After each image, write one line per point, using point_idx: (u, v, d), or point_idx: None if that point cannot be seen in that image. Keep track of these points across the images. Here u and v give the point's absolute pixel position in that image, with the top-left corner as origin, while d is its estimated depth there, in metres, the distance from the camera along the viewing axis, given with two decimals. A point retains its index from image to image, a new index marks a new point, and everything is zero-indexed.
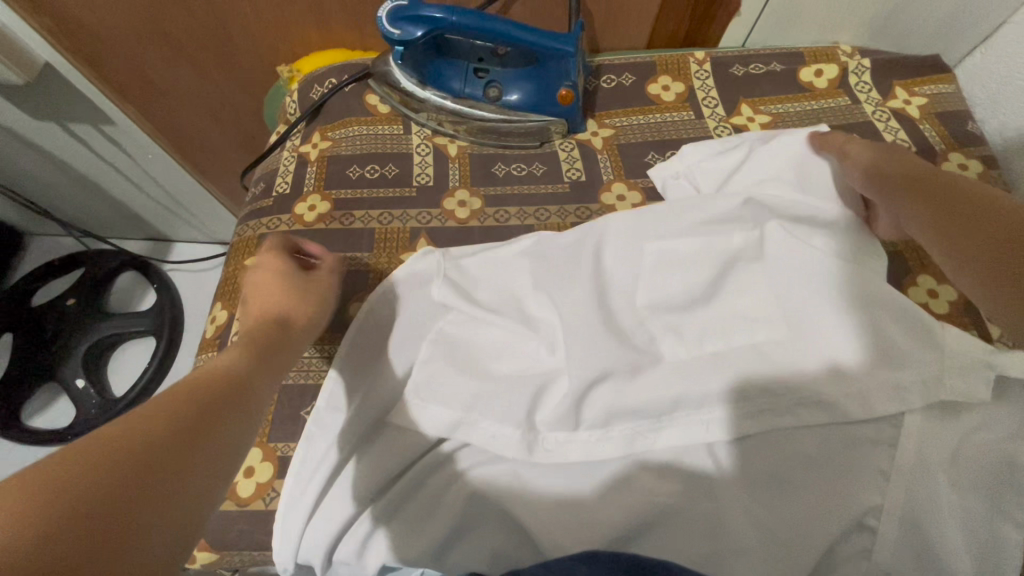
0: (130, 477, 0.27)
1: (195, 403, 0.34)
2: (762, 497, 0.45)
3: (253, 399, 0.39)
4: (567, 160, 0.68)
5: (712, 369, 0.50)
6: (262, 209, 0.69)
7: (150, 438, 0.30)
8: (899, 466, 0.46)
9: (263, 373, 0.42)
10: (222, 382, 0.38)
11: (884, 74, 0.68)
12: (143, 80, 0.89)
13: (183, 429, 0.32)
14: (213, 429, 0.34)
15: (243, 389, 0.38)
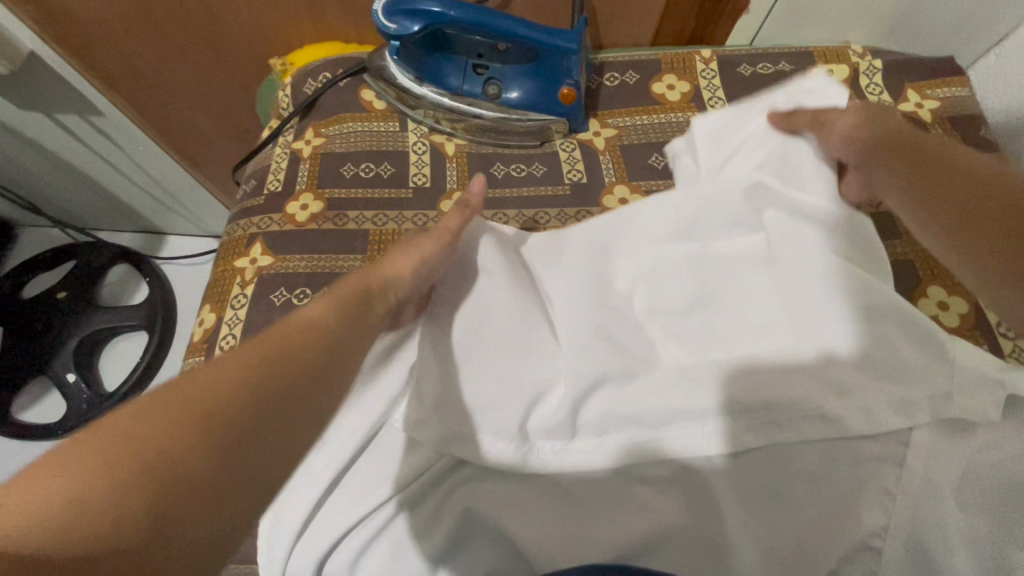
0: (196, 451, 0.28)
1: (278, 363, 0.33)
2: (765, 516, 0.44)
3: (329, 371, 0.36)
4: (568, 162, 0.66)
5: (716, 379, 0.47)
6: (252, 208, 0.67)
7: (225, 399, 0.30)
8: (905, 487, 0.45)
9: (348, 341, 0.38)
10: (303, 348, 0.35)
11: (895, 75, 0.66)
12: (133, 71, 0.87)
13: (253, 396, 0.31)
14: (290, 393, 0.33)
15: (319, 358, 0.36)
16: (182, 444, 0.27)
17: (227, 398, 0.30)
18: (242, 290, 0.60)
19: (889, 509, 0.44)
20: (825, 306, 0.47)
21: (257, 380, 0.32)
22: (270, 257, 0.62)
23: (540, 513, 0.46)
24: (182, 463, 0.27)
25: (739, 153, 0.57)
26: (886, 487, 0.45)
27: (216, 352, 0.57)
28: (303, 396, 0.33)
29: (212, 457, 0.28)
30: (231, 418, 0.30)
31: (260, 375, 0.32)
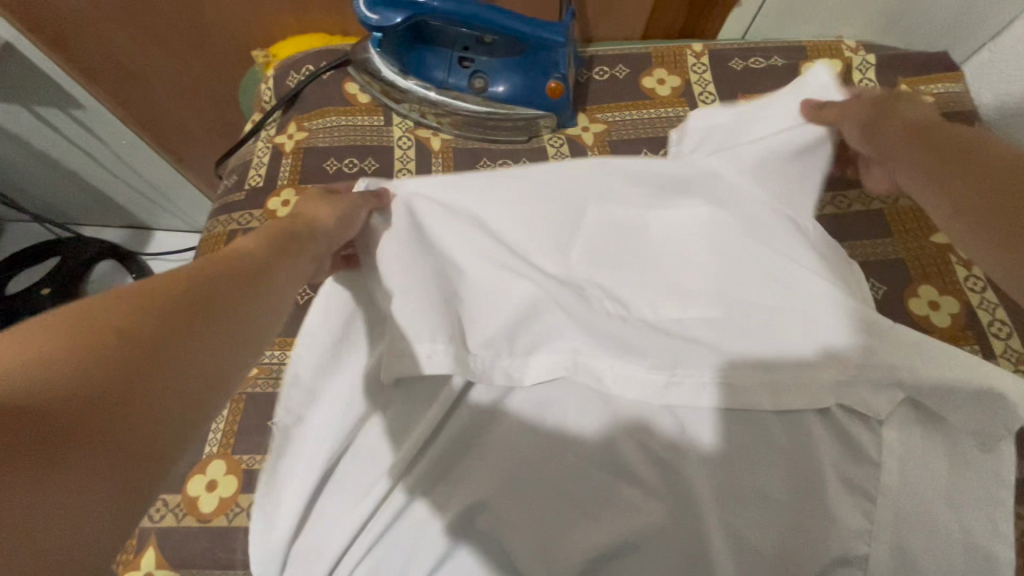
0: (118, 350, 0.24)
1: (206, 280, 0.30)
2: (747, 518, 0.43)
3: (273, 280, 0.35)
4: (556, 157, 0.65)
5: (692, 365, 0.47)
6: (233, 203, 0.65)
7: (150, 305, 0.26)
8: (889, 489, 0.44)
9: (288, 260, 0.37)
10: (242, 259, 0.34)
11: (889, 71, 0.65)
12: (112, 62, 0.84)
13: (182, 303, 0.28)
14: (225, 306, 0.30)
15: (263, 269, 0.35)
16: (100, 344, 0.24)
17: (152, 304, 0.26)
18: None
19: (873, 512, 0.44)
20: (814, 294, 0.46)
21: (183, 291, 0.28)
22: None
23: (519, 516, 0.45)
24: (103, 363, 0.23)
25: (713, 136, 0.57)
26: (870, 490, 0.44)
27: None
28: (250, 291, 0.32)
29: (139, 359, 0.24)
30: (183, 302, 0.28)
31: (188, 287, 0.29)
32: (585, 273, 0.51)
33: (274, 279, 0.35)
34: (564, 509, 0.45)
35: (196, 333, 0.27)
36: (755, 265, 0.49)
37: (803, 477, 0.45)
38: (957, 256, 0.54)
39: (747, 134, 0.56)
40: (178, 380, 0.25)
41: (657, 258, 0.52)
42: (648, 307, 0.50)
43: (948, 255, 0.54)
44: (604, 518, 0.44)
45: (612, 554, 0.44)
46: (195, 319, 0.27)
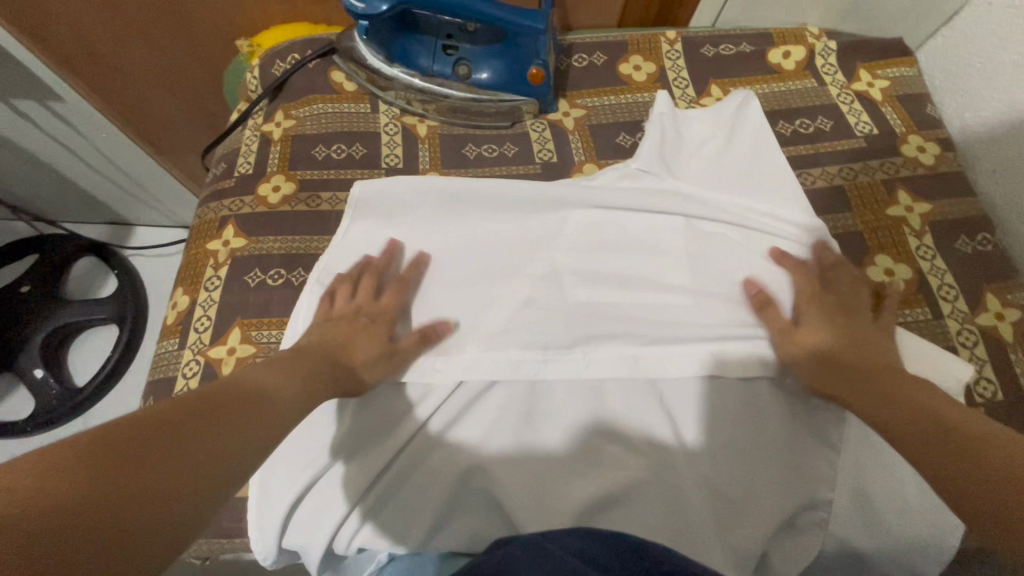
0: (96, 521, 0.25)
1: (188, 431, 0.31)
2: (725, 473, 0.47)
3: (272, 410, 0.38)
4: (539, 141, 0.68)
5: (659, 335, 0.53)
6: (223, 190, 0.67)
7: (130, 462, 0.27)
8: (846, 440, 0.49)
9: (294, 389, 0.42)
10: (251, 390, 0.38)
11: (849, 56, 0.69)
12: (92, 52, 0.84)
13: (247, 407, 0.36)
14: (204, 463, 0.30)
15: (266, 399, 0.38)
16: (74, 512, 0.24)
17: (132, 461, 0.28)
18: (215, 272, 0.60)
19: (833, 461, 0.48)
20: (771, 278, 0.55)
21: (164, 445, 0.29)
22: (244, 239, 0.62)
23: (512, 477, 0.47)
24: (74, 535, 0.24)
25: (700, 145, 0.63)
26: (828, 438, 0.49)
27: (191, 335, 0.57)
28: (246, 425, 0.35)
29: (110, 532, 0.25)
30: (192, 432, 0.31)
31: (182, 424, 0.31)
32: (564, 264, 0.57)
33: (274, 410, 0.38)
34: (558, 471, 0.48)
35: (166, 493, 0.28)
36: (731, 256, 0.56)
37: (776, 433, 0.48)
38: (911, 227, 0.58)
39: (728, 140, 0.62)
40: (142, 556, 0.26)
41: (634, 248, 0.58)
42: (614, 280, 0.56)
43: (901, 227, 0.58)
44: (594, 477, 0.47)
45: (601, 508, 0.47)
46: (170, 473, 0.28)
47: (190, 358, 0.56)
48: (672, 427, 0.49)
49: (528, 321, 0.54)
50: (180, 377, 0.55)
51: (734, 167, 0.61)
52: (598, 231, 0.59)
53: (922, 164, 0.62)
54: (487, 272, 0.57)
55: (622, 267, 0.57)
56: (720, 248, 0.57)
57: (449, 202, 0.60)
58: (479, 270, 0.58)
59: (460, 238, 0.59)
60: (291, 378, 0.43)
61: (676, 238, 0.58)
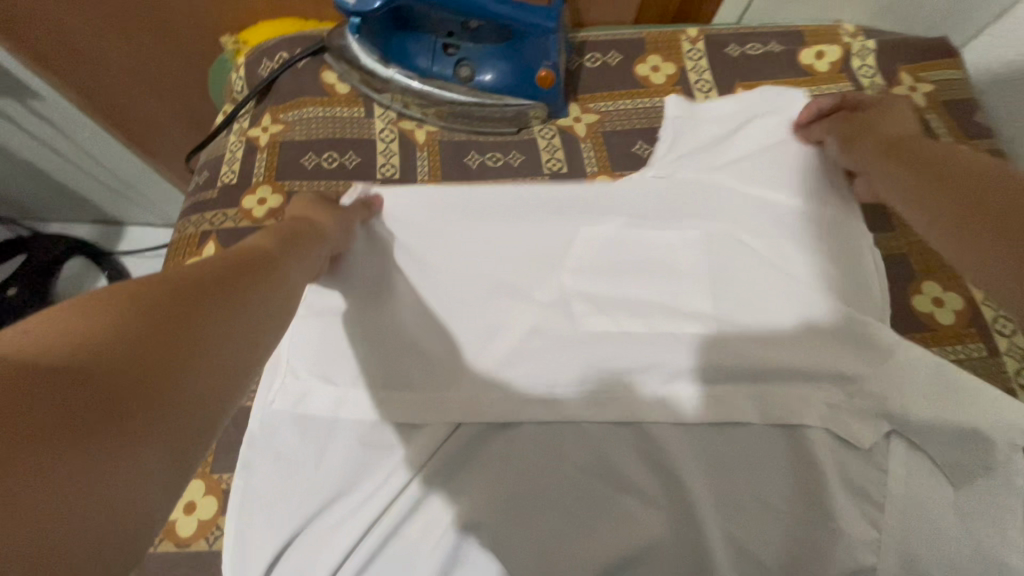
0: (137, 362, 0.24)
1: (204, 286, 0.30)
2: (755, 530, 0.42)
3: (280, 275, 0.38)
4: (547, 149, 0.62)
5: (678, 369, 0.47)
6: (205, 202, 0.61)
7: (161, 305, 0.27)
8: (891, 496, 0.43)
9: (294, 257, 0.41)
10: (252, 254, 0.37)
11: (890, 57, 0.63)
12: (69, 49, 0.78)
13: (251, 266, 0.35)
14: (221, 321, 0.30)
15: (271, 264, 0.38)
16: (117, 351, 0.24)
17: (157, 310, 0.27)
18: None
19: (878, 521, 0.42)
20: (810, 303, 0.47)
21: (184, 298, 0.29)
22: None
23: (519, 531, 0.43)
24: (125, 376, 0.24)
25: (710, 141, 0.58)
26: (871, 493, 0.43)
27: None
28: (259, 282, 0.35)
29: (155, 373, 0.25)
30: (207, 283, 0.31)
31: (199, 280, 0.31)
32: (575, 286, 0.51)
33: (281, 273, 0.38)
34: (569, 525, 0.43)
35: (204, 337, 0.28)
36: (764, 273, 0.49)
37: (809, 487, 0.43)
38: None
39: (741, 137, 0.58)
40: (195, 395, 0.26)
41: (649, 266, 0.52)
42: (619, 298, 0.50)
43: None
44: (607, 534, 0.43)
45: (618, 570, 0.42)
46: (200, 320, 0.28)
47: None
48: (695, 475, 0.44)
49: (539, 348, 0.48)
50: None
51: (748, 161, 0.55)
52: (617, 243, 0.53)
53: None
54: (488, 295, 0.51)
55: (640, 285, 0.51)
56: (747, 263, 0.50)
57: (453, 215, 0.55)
58: (481, 286, 0.52)
59: (463, 256, 0.53)
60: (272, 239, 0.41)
61: (688, 247, 0.52)
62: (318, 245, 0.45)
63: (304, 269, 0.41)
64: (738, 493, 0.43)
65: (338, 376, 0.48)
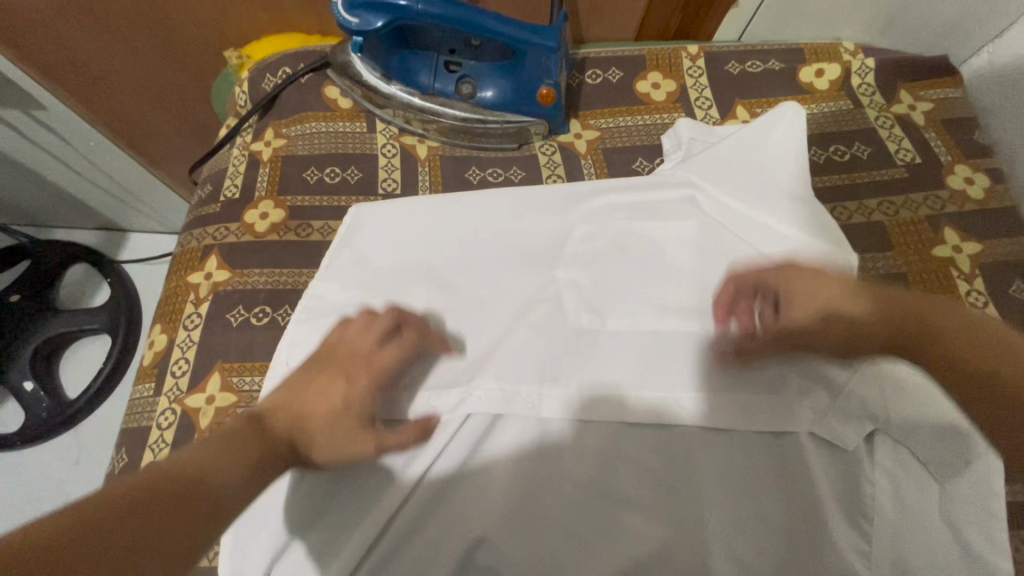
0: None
1: (93, 527, 0.30)
2: (754, 550, 0.42)
3: (209, 495, 0.35)
4: (548, 165, 0.63)
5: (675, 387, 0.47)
6: (207, 216, 0.62)
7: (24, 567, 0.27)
8: (882, 511, 0.44)
9: (235, 466, 0.38)
10: (185, 472, 0.35)
11: (889, 75, 0.63)
12: (74, 61, 0.79)
13: (174, 492, 0.34)
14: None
15: (201, 483, 0.35)
16: None
17: (32, 563, 0.27)
18: (195, 309, 0.56)
19: (868, 534, 0.43)
20: None
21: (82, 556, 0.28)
22: (227, 271, 0.57)
23: (517, 550, 0.42)
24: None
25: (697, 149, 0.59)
26: (864, 507, 0.44)
27: (167, 378, 0.52)
28: (172, 521, 0.32)
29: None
30: (92, 525, 0.30)
31: (93, 520, 0.30)
32: (575, 298, 0.51)
33: (211, 495, 0.35)
34: (568, 544, 0.43)
35: None
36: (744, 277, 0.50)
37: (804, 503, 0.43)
38: (959, 269, 0.53)
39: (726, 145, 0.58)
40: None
41: (648, 273, 0.52)
42: (617, 313, 0.50)
43: (948, 269, 0.53)
44: (603, 552, 0.43)
45: None
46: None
47: (165, 407, 0.51)
48: (693, 491, 0.44)
49: (539, 363, 0.49)
50: (155, 427, 0.51)
51: (732, 160, 0.56)
52: (601, 235, 0.54)
53: (971, 199, 0.56)
54: (478, 300, 0.52)
55: (636, 296, 0.51)
56: (733, 257, 0.51)
57: (457, 226, 0.56)
58: (486, 301, 0.52)
59: (469, 267, 0.54)
60: (237, 458, 0.38)
61: (677, 247, 0.53)
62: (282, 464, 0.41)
63: (242, 475, 0.38)
64: (735, 512, 0.43)
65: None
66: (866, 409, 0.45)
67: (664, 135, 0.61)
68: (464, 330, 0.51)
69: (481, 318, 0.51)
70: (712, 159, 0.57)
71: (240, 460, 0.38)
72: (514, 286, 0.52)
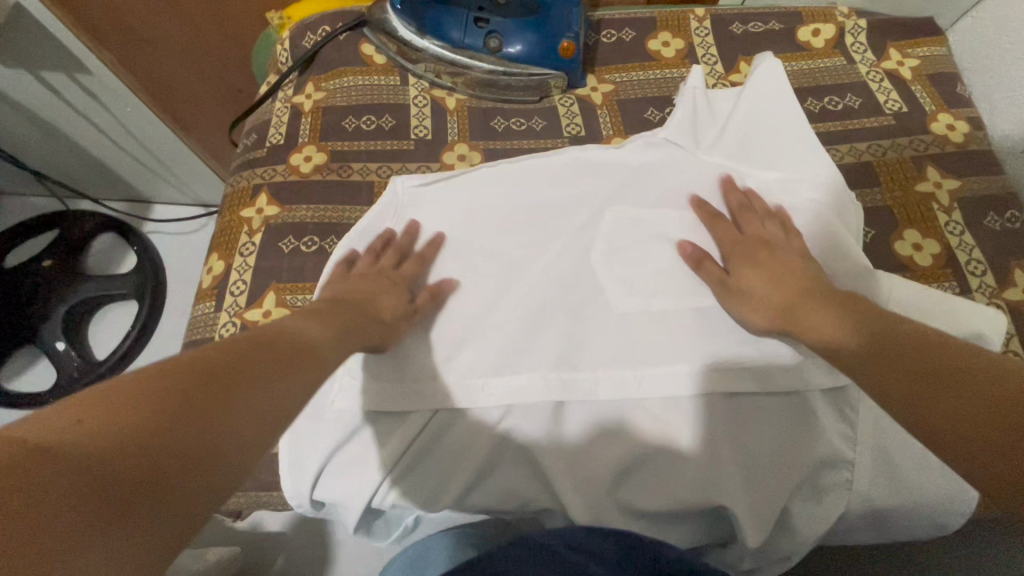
0: (205, 435, 0.28)
1: (241, 366, 0.33)
2: (754, 435, 0.48)
3: (316, 357, 0.39)
4: (567, 116, 0.68)
5: (679, 306, 0.53)
6: (255, 160, 0.68)
7: (200, 389, 0.29)
8: (865, 402, 0.50)
9: (328, 338, 0.42)
10: (288, 336, 0.38)
11: (879, 35, 0.69)
12: (121, 26, 0.85)
13: (288, 347, 0.37)
14: (259, 402, 0.32)
15: (305, 347, 0.38)
16: (150, 431, 0.26)
17: (217, 387, 0.30)
18: (249, 238, 0.62)
19: (852, 421, 0.49)
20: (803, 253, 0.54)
21: (217, 386, 0.30)
22: (276, 207, 0.63)
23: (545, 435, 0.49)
24: (116, 480, 0.24)
25: (705, 115, 0.63)
26: (849, 401, 0.50)
27: (227, 298, 0.59)
28: (299, 370, 0.36)
29: (175, 459, 0.26)
30: (244, 364, 0.33)
31: (236, 362, 0.33)
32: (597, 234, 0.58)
33: (315, 355, 0.39)
34: (591, 431, 0.50)
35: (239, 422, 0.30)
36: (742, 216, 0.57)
37: (792, 393, 0.50)
38: (939, 203, 0.58)
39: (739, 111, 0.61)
40: (182, 502, 0.26)
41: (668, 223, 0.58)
42: (637, 249, 0.57)
43: (929, 203, 0.58)
44: (621, 439, 0.49)
45: (631, 470, 0.48)
46: (237, 401, 0.30)
47: (226, 320, 0.57)
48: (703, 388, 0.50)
49: (560, 286, 0.55)
50: (218, 338, 0.57)
51: (750, 127, 0.60)
52: (623, 189, 0.59)
53: (951, 142, 0.62)
54: (505, 233, 0.58)
55: (652, 234, 0.57)
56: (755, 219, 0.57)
57: (493, 179, 0.60)
58: (517, 235, 0.58)
59: (503, 212, 0.59)
60: (323, 331, 0.42)
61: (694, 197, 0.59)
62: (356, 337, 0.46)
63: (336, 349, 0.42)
64: (736, 404, 0.50)
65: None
66: None
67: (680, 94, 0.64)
68: (498, 258, 0.57)
69: (512, 249, 0.57)
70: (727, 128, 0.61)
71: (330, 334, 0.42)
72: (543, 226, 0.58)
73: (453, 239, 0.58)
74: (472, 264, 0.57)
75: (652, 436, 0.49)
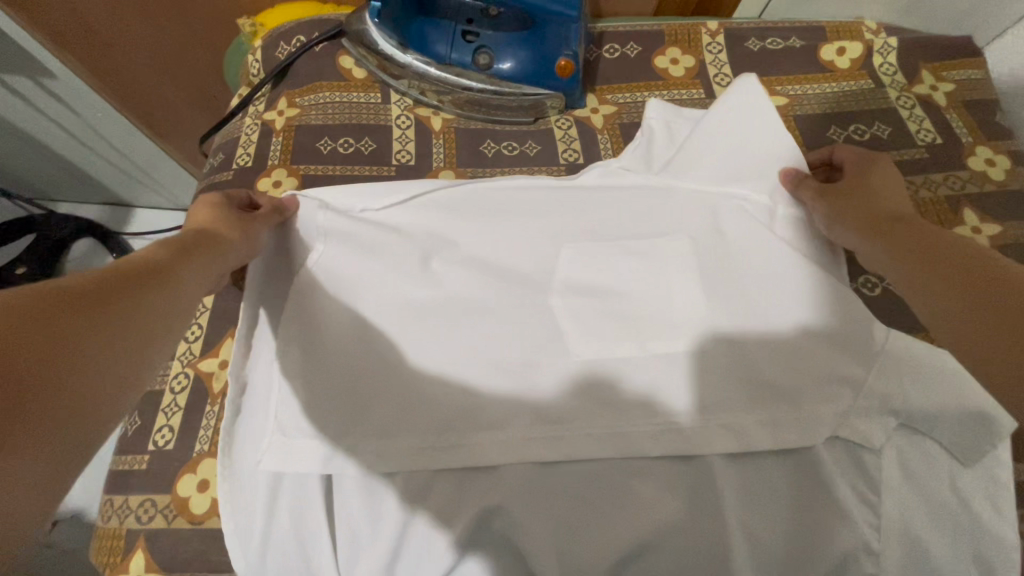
0: (61, 356, 0.25)
1: (91, 292, 0.29)
2: (767, 522, 0.43)
3: (176, 285, 0.35)
4: (564, 140, 0.62)
5: (688, 366, 0.47)
6: (219, 184, 0.61)
7: (43, 310, 0.26)
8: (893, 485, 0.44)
9: (193, 267, 0.38)
10: (143, 264, 0.35)
11: (912, 54, 0.62)
12: (85, 27, 0.78)
13: (141, 275, 0.33)
14: (118, 329, 0.29)
15: (163, 274, 0.35)
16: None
17: (68, 314, 0.27)
18: None
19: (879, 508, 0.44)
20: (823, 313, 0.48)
21: (64, 309, 0.27)
22: None
23: (531, 516, 0.43)
24: None
25: (691, 141, 0.56)
26: (875, 485, 0.44)
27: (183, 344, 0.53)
28: (157, 298, 0.33)
29: (13, 387, 0.23)
30: (96, 291, 0.29)
31: (81, 288, 0.29)
32: (594, 279, 0.51)
33: (176, 282, 0.35)
34: (588, 512, 0.43)
35: (97, 350, 0.27)
36: (758, 263, 0.50)
37: (804, 472, 0.45)
38: None
39: (737, 139, 0.54)
40: (54, 432, 0.23)
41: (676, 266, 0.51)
42: (641, 295, 0.51)
43: None
44: (621, 523, 0.43)
45: (628, 562, 0.42)
46: (93, 326, 0.27)
47: (179, 370, 0.53)
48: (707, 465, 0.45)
49: (551, 337, 0.49)
50: (168, 391, 0.52)
51: (759, 160, 0.54)
52: (623, 228, 0.54)
53: (992, 180, 0.55)
54: (489, 274, 0.51)
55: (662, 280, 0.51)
56: (770, 266, 0.50)
57: (485, 213, 0.54)
58: (509, 279, 0.51)
59: (493, 247, 0.53)
60: (175, 253, 0.39)
61: (705, 238, 0.52)
62: (225, 262, 0.43)
63: (200, 281, 0.39)
64: (743, 481, 0.44)
65: (338, 367, 0.47)
66: (888, 406, 0.45)
67: (661, 115, 0.58)
68: (482, 304, 0.50)
69: (503, 295, 0.51)
70: (728, 158, 0.54)
71: (194, 261, 0.39)
72: (533, 270, 0.52)
73: (433, 280, 0.51)
74: (456, 311, 0.50)
75: (658, 521, 0.42)
